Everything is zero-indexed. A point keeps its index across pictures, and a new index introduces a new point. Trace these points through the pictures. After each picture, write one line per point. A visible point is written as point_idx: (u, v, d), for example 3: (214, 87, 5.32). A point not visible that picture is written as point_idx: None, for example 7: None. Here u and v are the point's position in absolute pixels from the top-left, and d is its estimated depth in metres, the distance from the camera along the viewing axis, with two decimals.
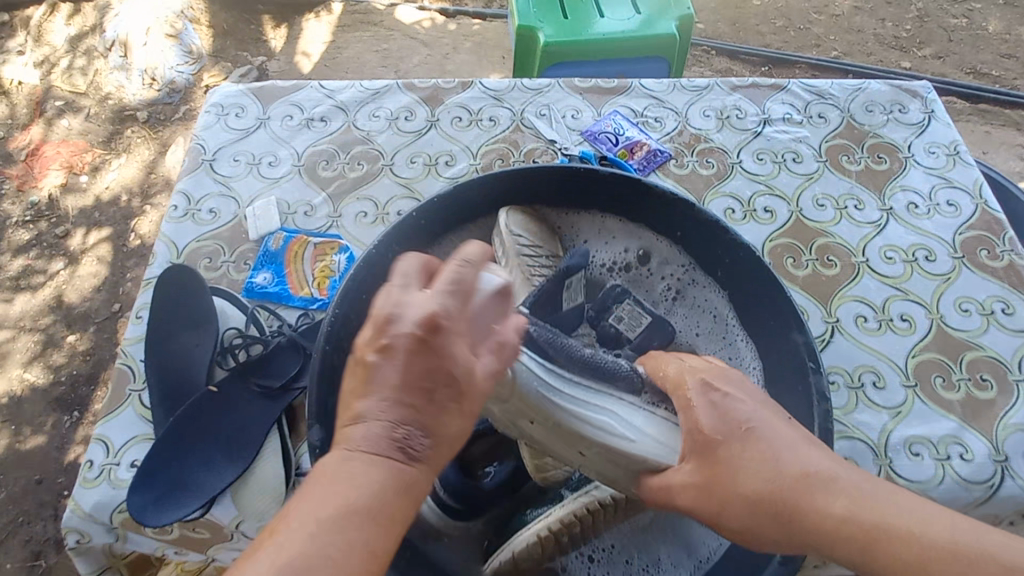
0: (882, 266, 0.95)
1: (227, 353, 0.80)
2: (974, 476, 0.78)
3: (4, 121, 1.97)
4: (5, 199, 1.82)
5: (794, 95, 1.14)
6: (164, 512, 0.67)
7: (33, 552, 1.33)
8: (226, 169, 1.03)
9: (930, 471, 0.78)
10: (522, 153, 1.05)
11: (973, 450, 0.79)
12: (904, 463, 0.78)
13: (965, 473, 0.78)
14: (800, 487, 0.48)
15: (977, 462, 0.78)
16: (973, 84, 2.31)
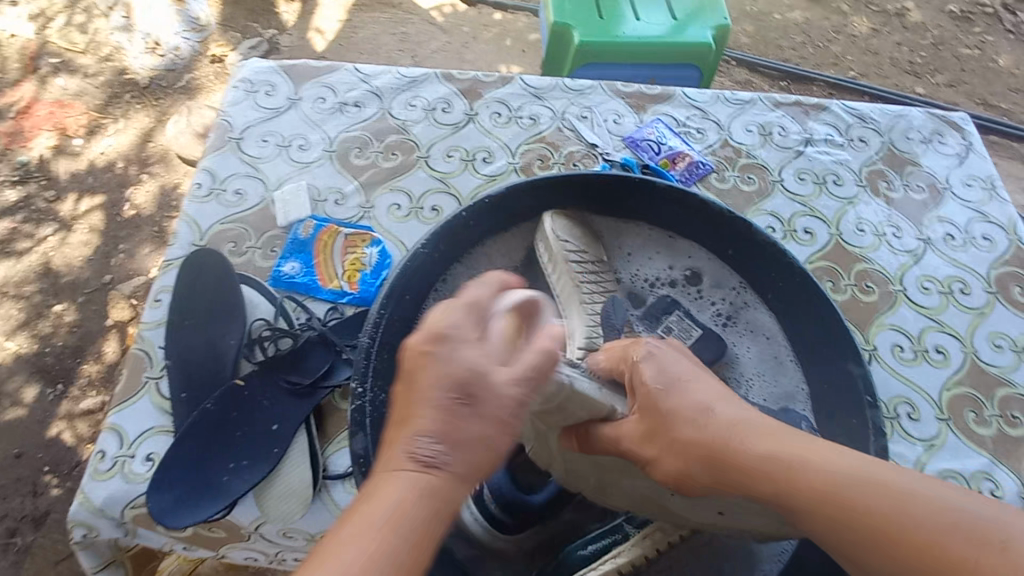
0: (919, 296, 0.95)
1: (255, 345, 0.77)
2: None
3: None
4: None
5: (836, 117, 1.13)
6: (186, 514, 0.66)
7: (10, 529, 1.27)
8: (253, 149, 0.98)
9: None
10: (562, 155, 1.03)
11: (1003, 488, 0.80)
12: None
13: None
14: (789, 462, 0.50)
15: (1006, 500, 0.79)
16: (983, 115, 2.34)
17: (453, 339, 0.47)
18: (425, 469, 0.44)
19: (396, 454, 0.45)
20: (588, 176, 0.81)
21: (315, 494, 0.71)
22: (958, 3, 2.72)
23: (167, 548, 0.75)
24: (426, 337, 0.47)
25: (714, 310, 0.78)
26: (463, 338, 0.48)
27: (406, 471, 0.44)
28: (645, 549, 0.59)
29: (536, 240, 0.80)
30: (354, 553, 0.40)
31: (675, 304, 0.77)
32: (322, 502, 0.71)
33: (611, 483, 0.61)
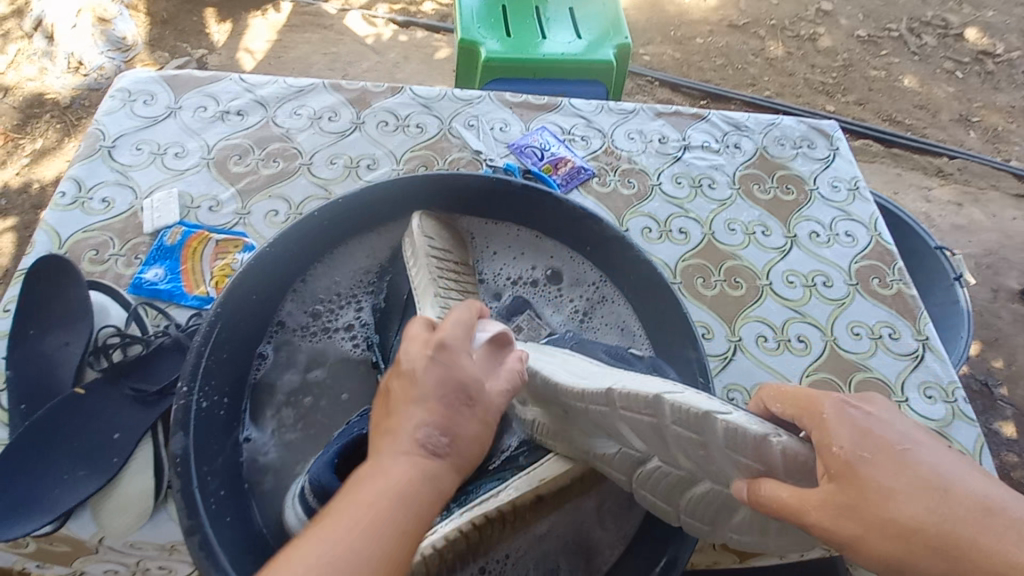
0: (784, 290, 0.99)
1: (100, 353, 0.74)
2: None
3: None
4: None
5: (713, 125, 1.19)
6: (4, 528, 0.61)
7: None
8: (126, 157, 0.96)
9: None
10: (446, 161, 1.04)
11: None
12: None
13: None
14: (968, 531, 0.36)
15: None
16: (887, 130, 2.51)
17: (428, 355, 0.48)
18: (429, 454, 0.43)
19: (383, 445, 0.44)
20: (458, 177, 0.81)
21: (159, 505, 0.68)
22: (864, 29, 2.92)
23: (16, 569, 0.73)
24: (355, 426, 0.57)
25: (572, 307, 0.80)
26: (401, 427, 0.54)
27: (403, 456, 0.43)
28: (469, 521, 0.58)
29: (401, 237, 0.79)
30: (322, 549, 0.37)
31: (522, 301, 0.80)
32: (168, 513, 0.69)
33: None
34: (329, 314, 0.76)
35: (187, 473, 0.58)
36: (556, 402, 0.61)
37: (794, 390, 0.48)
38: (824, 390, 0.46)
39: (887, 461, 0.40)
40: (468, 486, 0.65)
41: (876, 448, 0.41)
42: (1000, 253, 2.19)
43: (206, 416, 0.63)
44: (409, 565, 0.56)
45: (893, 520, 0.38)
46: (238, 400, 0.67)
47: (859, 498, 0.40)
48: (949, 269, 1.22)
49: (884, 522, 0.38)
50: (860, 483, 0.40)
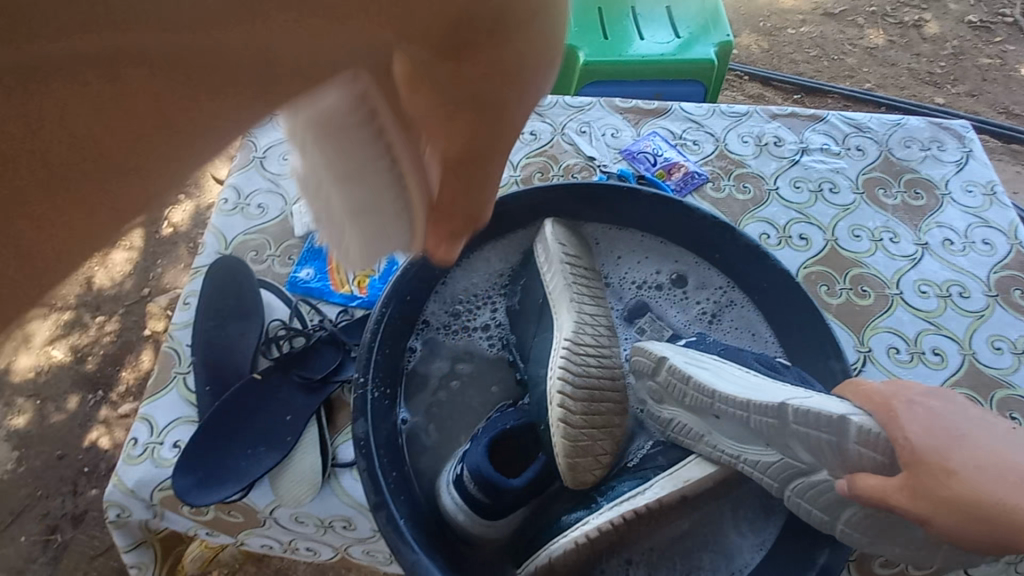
0: (915, 300, 0.96)
1: (271, 343, 0.84)
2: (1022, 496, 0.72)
3: None
4: None
5: (832, 126, 1.15)
6: (209, 493, 0.72)
7: (48, 527, 1.32)
8: (276, 167, 1.07)
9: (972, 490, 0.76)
10: (560, 167, 1.08)
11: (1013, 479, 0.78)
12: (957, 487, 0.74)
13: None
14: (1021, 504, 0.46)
15: None
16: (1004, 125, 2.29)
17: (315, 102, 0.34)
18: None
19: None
20: (589, 185, 0.84)
21: (324, 481, 0.77)
22: (976, 13, 2.68)
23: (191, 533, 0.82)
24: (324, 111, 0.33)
25: (699, 311, 0.81)
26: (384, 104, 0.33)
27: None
28: (617, 515, 0.61)
29: (533, 242, 0.82)
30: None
31: (647, 305, 0.81)
32: (331, 490, 0.77)
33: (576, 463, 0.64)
34: (467, 314, 0.81)
35: (370, 455, 0.65)
36: (709, 407, 0.64)
37: (867, 387, 0.56)
38: (898, 388, 0.54)
39: (960, 453, 0.49)
40: (608, 481, 0.67)
41: (950, 440, 0.49)
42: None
43: (376, 404, 0.69)
44: (564, 551, 0.60)
45: (963, 500, 0.47)
46: (396, 390, 0.73)
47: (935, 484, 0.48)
48: None
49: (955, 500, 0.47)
50: (933, 467, 0.48)
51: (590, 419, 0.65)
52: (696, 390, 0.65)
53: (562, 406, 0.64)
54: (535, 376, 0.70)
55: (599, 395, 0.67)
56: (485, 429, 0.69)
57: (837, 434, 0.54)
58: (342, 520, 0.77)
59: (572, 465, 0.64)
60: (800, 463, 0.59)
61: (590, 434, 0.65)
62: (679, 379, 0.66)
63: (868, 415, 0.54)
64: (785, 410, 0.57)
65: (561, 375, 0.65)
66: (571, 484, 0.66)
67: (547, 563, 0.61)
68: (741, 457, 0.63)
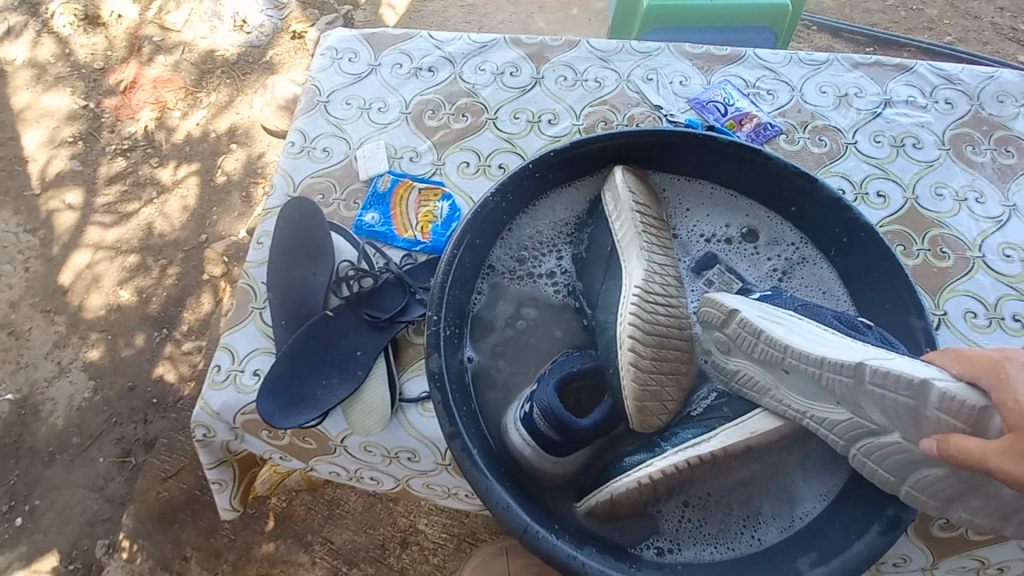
0: (999, 264, 0.91)
1: (341, 283, 0.88)
2: None
3: (103, 53, 2.03)
4: (104, 128, 1.89)
5: (919, 77, 1.08)
6: (289, 417, 0.76)
7: (123, 451, 1.44)
8: (339, 111, 1.08)
9: None
10: (624, 117, 1.05)
11: None
12: None
13: None
14: None
15: None
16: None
17: None
18: None
19: None
20: (669, 135, 0.79)
21: (392, 414, 0.80)
22: None
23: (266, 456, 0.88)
24: None
25: (770, 267, 0.79)
26: None
27: None
28: (683, 458, 0.62)
29: (603, 190, 0.80)
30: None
31: (716, 258, 0.80)
32: (398, 422, 0.80)
33: (644, 408, 0.65)
34: (533, 260, 0.81)
35: (443, 388, 0.67)
36: (780, 361, 0.63)
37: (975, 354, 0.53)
38: (1005, 354, 0.52)
39: None
40: (670, 428, 0.68)
41: None
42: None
43: (448, 341, 0.72)
44: (628, 488, 0.62)
45: None
46: (463, 329, 0.75)
47: None
48: None
49: None
50: None
51: (656, 365, 0.65)
52: (766, 343, 0.64)
53: (633, 349, 0.64)
54: (604, 322, 0.70)
55: (667, 343, 0.66)
56: (550, 372, 0.70)
57: (916, 398, 0.53)
58: (407, 451, 0.81)
59: (639, 408, 0.64)
60: (871, 424, 0.58)
61: (659, 380, 0.65)
62: (749, 332, 0.66)
63: (957, 383, 0.53)
64: (864, 369, 0.56)
65: (632, 320, 0.65)
66: (635, 427, 0.67)
67: (609, 498, 0.63)
68: (806, 413, 0.62)
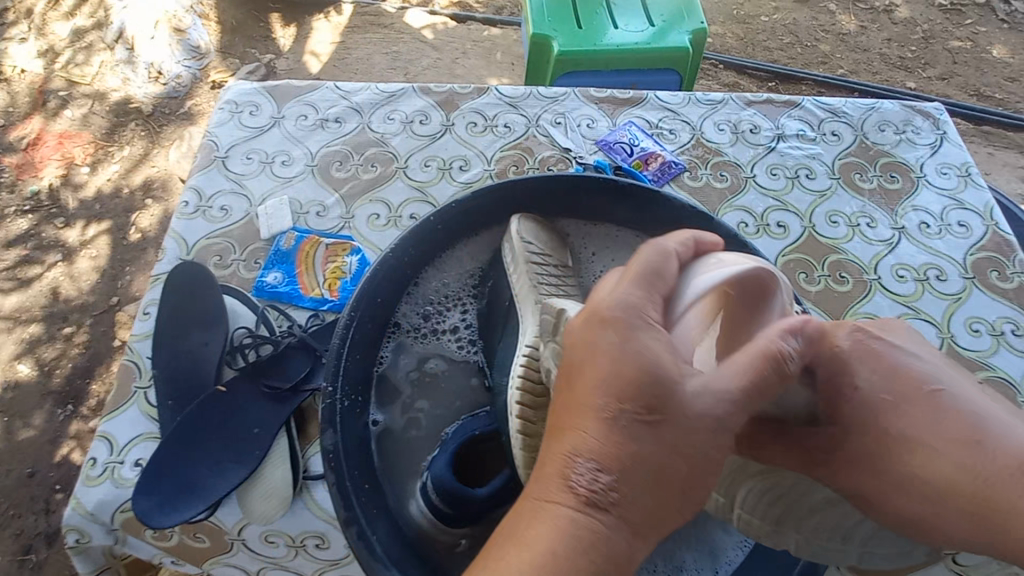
0: (894, 284, 0.96)
1: (236, 353, 0.81)
2: None
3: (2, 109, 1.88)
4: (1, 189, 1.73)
5: (807, 112, 1.15)
6: (170, 515, 0.69)
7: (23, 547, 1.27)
8: (239, 167, 1.03)
9: None
10: (536, 160, 1.05)
11: None
12: None
13: None
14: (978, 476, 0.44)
15: None
16: (1005, 112, 2.01)
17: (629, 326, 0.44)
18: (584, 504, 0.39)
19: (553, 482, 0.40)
20: (576, 180, 0.82)
21: (296, 496, 0.74)
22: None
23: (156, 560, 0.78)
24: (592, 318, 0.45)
25: None
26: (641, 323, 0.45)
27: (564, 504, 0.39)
28: None
29: (500, 241, 0.79)
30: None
31: None
32: (304, 503, 0.74)
33: None
34: (438, 317, 0.78)
35: (339, 467, 0.62)
36: None
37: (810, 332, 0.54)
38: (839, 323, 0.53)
39: (917, 412, 0.47)
40: None
41: (901, 396, 0.48)
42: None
43: (347, 415, 0.66)
44: None
45: (903, 471, 0.46)
46: (367, 395, 0.70)
47: (867, 449, 0.48)
48: None
49: (902, 473, 0.46)
50: (862, 435, 0.48)
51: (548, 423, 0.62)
52: None
53: (521, 416, 0.61)
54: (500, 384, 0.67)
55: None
56: (454, 432, 0.68)
57: (726, 385, 0.54)
58: (314, 537, 0.74)
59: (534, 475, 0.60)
60: None
61: None
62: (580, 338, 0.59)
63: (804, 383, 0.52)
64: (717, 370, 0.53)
65: (522, 385, 0.62)
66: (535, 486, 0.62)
67: None
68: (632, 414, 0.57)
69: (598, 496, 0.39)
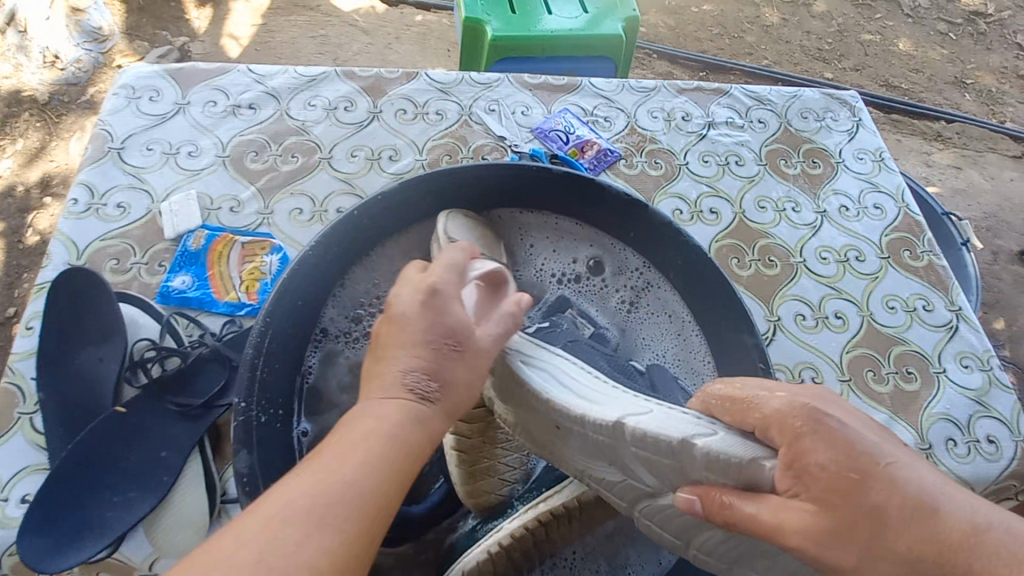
0: (817, 266, 0.99)
1: (137, 369, 0.73)
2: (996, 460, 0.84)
3: None
4: None
5: (735, 99, 1.17)
6: (63, 556, 0.60)
7: None
8: (137, 159, 0.92)
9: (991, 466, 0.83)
10: (470, 149, 1.01)
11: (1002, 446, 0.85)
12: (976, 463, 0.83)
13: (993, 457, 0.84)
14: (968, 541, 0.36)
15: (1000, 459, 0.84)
16: (910, 102, 2.15)
17: (442, 295, 0.47)
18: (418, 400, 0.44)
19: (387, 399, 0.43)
20: (513, 167, 0.78)
21: (214, 522, 0.68)
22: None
23: None
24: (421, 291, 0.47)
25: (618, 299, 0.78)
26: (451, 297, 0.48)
27: (404, 401, 0.43)
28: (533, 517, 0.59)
29: (430, 242, 0.74)
30: (302, 489, 0.37)
31: (569, 300, 0.77)
32: (223, 529, 0.68)
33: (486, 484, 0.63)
34: (369, 322, 0.73)
35: (256, 490, 0.57)
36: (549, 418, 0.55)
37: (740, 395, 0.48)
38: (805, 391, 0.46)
39: (883, 481, 0.39)
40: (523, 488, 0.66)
41: (862, 467, 0.39)
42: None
43: (264, 431, 0.60)
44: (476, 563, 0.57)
45: (890, 545, 0.38)
46: (290, 405, 0.64)
47: (852, 522, 0.39)
48: (956, 233, 1.20)
49: (883, 542, 0.38)
50: (838, 506, 0.39)
51: (483, 446, 0.62)
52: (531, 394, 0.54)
53: (455, 433, 0.61)
54: None
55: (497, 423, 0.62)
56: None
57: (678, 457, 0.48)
58: None
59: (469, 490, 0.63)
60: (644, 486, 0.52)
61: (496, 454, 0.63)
62: (513, 386, 0.55)
63: (724, 437, 0.47)
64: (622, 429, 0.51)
65: None
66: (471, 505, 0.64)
67: None
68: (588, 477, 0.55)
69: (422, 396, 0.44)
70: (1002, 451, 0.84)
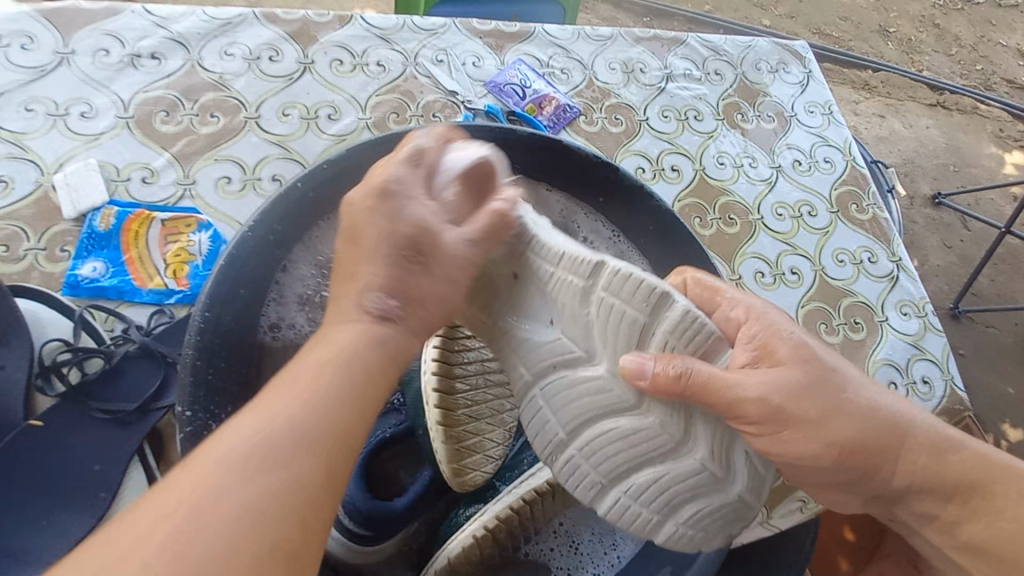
0: (774, 223, 1.00)
1: (50, 375, 0.63)
2: (929, 398, 0.91)
3: None
4: None
5: (692, 50, 1.13)
6: None
7: None
8: (16, 122, 0.77)
9: (924, 404, 0.90)
10: (419, 106, 0.92)
11: (933, 387, 0.92)
12: (912, 403, 0.90)
13: (925, 393, 0.91)
14: (889, 433, 0.47)
15: (932, 395, 0.91)
16: (841, 50, 2.09)
17: (399, 194, 0.45)
18: (377, 319, 0.41)
19: (343, 310, 0.42)
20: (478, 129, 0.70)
21: None
22: None
23: None
24: (380, 190, 0.45)
25: None
26: (409, 193, 0.46)
27: (357, 325, 0.41)
28: (517, 496, 0.56)
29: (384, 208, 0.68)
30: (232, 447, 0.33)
31: None
32: None
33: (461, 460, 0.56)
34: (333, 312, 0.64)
35: None
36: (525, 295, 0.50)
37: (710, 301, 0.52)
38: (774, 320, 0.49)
39: (832, 383, 0.47)
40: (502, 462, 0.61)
41: (820, 368, 0.47)
42: (958, 145, 2.00)
43: None
44: (465, 548, 0.54)
45: (840, 433, 0.46)
46: (241, 404, 0.56)
47: (815, 410, 0.46)
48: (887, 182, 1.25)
49: (832, 432, 0.46)
50: (801, 399, 0.46)
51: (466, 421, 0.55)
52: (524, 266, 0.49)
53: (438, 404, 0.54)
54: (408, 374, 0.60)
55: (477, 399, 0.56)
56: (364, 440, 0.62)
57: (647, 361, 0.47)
58: None
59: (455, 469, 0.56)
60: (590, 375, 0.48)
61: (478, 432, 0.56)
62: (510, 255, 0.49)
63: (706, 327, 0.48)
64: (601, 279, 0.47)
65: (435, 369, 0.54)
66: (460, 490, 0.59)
67: (446, 564, 0.55)
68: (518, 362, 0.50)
69: (382, 317, 0.42)
70: (934, 390, 0.92)
